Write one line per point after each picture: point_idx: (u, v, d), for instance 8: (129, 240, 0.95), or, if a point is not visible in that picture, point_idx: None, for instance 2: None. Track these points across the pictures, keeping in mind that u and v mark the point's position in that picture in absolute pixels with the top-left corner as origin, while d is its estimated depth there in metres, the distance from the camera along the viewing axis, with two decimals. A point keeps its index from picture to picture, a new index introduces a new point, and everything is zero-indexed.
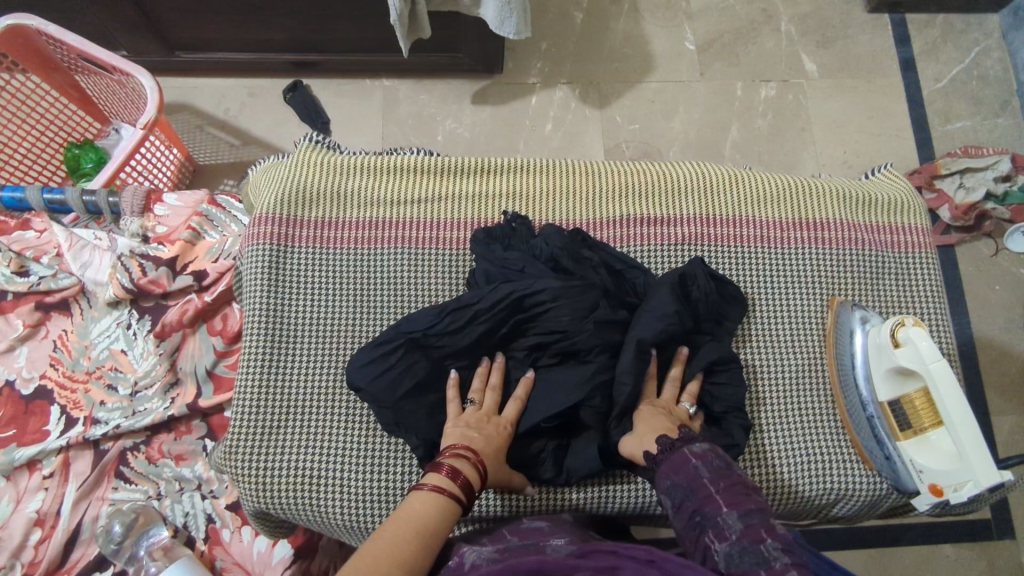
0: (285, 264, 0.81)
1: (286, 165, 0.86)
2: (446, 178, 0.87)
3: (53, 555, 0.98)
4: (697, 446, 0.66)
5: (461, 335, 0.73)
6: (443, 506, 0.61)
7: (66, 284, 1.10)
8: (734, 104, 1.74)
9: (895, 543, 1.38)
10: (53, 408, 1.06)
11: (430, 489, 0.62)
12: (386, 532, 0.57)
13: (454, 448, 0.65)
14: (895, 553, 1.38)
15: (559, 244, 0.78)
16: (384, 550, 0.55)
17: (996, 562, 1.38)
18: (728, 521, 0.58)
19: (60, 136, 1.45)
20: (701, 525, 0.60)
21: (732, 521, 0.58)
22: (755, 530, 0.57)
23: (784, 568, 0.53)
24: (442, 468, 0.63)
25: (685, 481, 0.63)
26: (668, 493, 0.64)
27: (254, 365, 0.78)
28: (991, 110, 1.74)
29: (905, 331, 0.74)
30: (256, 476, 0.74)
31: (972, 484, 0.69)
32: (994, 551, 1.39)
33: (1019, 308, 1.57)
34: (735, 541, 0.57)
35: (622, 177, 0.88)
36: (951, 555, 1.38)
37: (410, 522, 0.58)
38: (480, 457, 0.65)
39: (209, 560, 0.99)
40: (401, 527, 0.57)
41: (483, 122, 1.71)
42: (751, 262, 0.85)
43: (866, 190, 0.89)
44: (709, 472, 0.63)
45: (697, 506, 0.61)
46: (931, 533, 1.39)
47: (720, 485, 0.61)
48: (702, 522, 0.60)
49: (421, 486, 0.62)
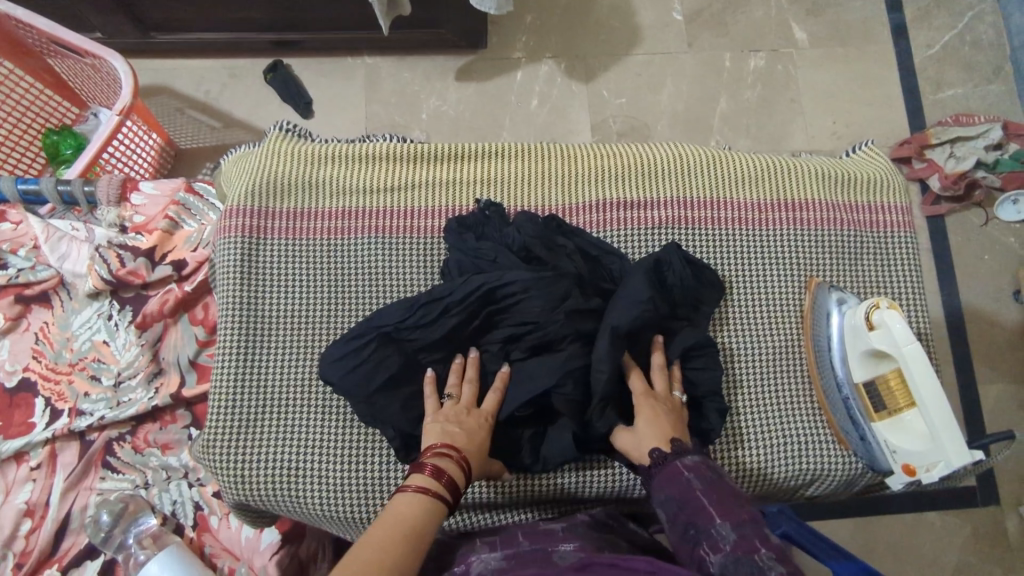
0: (257, 257, 0.81)
1: (256, 155, 0.84)
2: (419, 165, 0.86)
3: (43, 545, 0.99)
4: (688, 459, 0.67)
5: (434, 328, 0.73)
6: (428, 505, 0.61)
7: (45, 276, 1.10)
8: (723, 76, 1.72)
9: (881, 512, 1.40)
10: (37, 400, 1.06)
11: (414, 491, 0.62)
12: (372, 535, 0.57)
13: (434, 447, 0.65)
14: (880, 522, 1.40)
15: (531, 232, 0.78)
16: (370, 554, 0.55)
17: (980, 528, 1.41)
18: (722, 531, 0.60)
19: (37, 123, 1.42)
20: (695, 539, 0.61)
21: (725, 532, 0.60)
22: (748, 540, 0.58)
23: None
24: (425, 469, 0.63)
25: (677, 494, 0.65)
26: (662, 507, 0.65)
27: (229, 359, 0.78)
28: (983, 76, 1.72)
29: (879, 313, 0.73)
30: (234, 469, 0.75)
31: (942, 465, 0.69)
32: (978, 517, 1.41)
33: (1007, 277, 1.57)
34: (728, 551, 0.58)
35: (597, 160, 0.87)
36: (935, 522, 1.40)
37: (397, 525, 0.58)
38: (463, 454, 0.66)
39: (198, 546, 1.01)
40: (388, 532, 0.57)
41: (468, 99, 1.69)
42: (728, 245, 0.84)
43: (845, 168, 0.88)
44: (700, 483, 0.64)
45: (690, 518, 0.62)
46: (915, 501, 1.41)
47: (713, 497, 0.63)
48: (696, 535, 0.61)
49: (404, 488, 0.62)
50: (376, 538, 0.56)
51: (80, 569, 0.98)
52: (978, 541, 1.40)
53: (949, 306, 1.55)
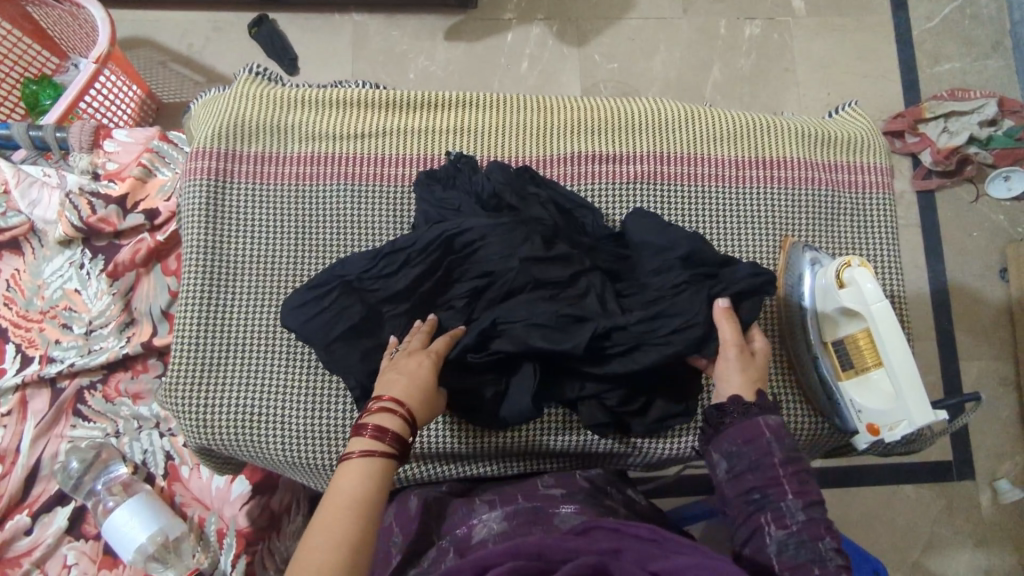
0: (224, 201, 0.79)
1: (224, 98, 0.82)
2: (392, 113, 0.84)
3: (14, 490, 1.00)
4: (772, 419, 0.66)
5: (397, 278, 0.72)
6: (379, 462, 0.60)
7: (16, 223, 1.08)
8: (718, 43, 1.68)
9: (858, 485, 1.41)
10: (8, 346, 1.05)
11: (359, 455, 0.60)
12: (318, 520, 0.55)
13: (379, 402, 0.63)
14: (856, 494, 1.41)
15: (500, 179, 0.77)
16: (314, 543, 0.53)
17: (955, 503, 1.42)
18: (791, 508, 0.62)
19: (14, 71, 1.37)
20: (759, 504, 0.63)
21: (795, 510, 0.61)
22: (815, 524, 0.61)
23: (838, 569, 0.58)
24: (366, 430, 0.60)
25: (752, 453, 0.65)
26: (726, 457, 0.66)
27: (194, 302, 0.77)
28: (981, 51, 1.69)
29: (850, 271, 0.72)
30: (196, 412, 0.74)
31: (904, 424, 0.70)
32: (954, 492, 1.42)
33: (995, 254, 1.56)
34: (794, 531, 0.61)
35: (575, 113, 0.85)
36: (911, 495, 1.41)
37: (339, 501, 0.56)
38: (407, 409, 0.63)
39: (168, 495, 1.01)
40: (328, 510, 0.55)
41: (456, 60, 1.65)
42: (704, 202, 0.83)
43: (826, 128, 0.87)
44: (779, 450, 0.65)
45: (758, 486, 0.63)
46: (891, 473, 1.42)
47: (788, 469, 0.64)
48: (761, 501, 0.63)
49: (347, 455, 0.60)
50: (321, 523, 0.55)
51: (51, 514, 0.99)
52: (952, 515, 1.41)
53: (936, 282, 1.54)
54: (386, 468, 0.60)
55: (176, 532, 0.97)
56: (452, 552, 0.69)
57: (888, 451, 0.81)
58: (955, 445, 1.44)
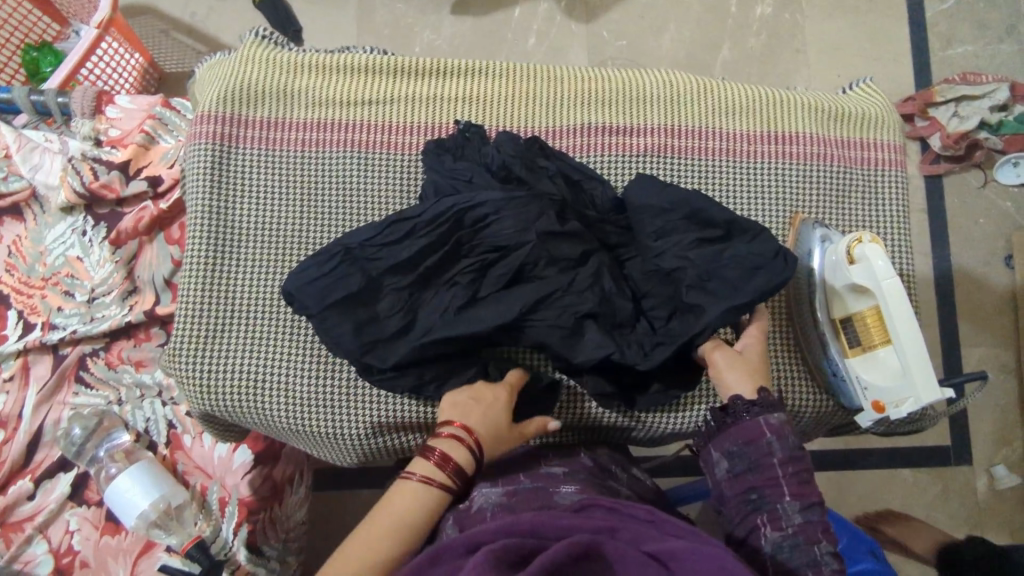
0: (229, 166, 0.78)
1: (229, 61, 0.81)
2: (399, 80, 0.82)
3: (16, 455, 1.00)
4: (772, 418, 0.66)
5: (402, 248, 0.71)
6: (435, 495, 0.66)
7: (17, 188, 1.07)
8: (728, 22, 1.66)
9: (856, 468, 1.41)
10: (10, 313, 1.05)
11: (419, 480, 0.66)
12: (376, 537, 0.63)
13: (450, 428, 0.69)
14: (854, 478, 1.41)
15: (510, 150, 0.76)
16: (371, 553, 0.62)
17: (951, 487, 1.42)
18: (788, 510, 0.62)
19: (15, 36, 1.34)
20: (756, 504, 0.64)
21: (792, 513, 0.62)
22: (810, 529, 0.62)
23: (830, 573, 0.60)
24: (433, 455, 0.68)
25: (751, 454, 0.65)
26: (727, 458, 0.67)
27: (198, 268, 0.76)
28: (995, 35, 1.66)
29: (861, 247, 0.72)
30: (199, 377, 0.74)
31: (911, 401, 0.69)
32: (950, 477, 1.43)
33: (1000, 241, 1.55)
34: (790, 534, 0.61)
35: (585, 83, 0.84)
36: (908, 479, 1.42)
37: (399, 526, 0.64)
38: (474, 438, 0.69)
39: (170, 464, 1.01)
40: (386, 535, 0.63)
41: (463, 34, 1.63)
42: (714, 176, 0.82)
43: (840, 103, 0.86)
44: (780, 451, 0.64)
45: (755, 485, 0.64)
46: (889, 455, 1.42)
47: (789, 470, 0.64)
48: (758, 501, 0.64)
49: (409, 475, 0.67)
50: (377, 528, 0.64)
51: (53, 480, 1.00)
52: (948, 500, 1.42)
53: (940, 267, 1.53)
54: (441, 497, 0.67)
55: (179, 499, 0.98)
56: (451, 523, 0.69)
57: (892, 429, 0.80)
58: (953, 430, 1.45)
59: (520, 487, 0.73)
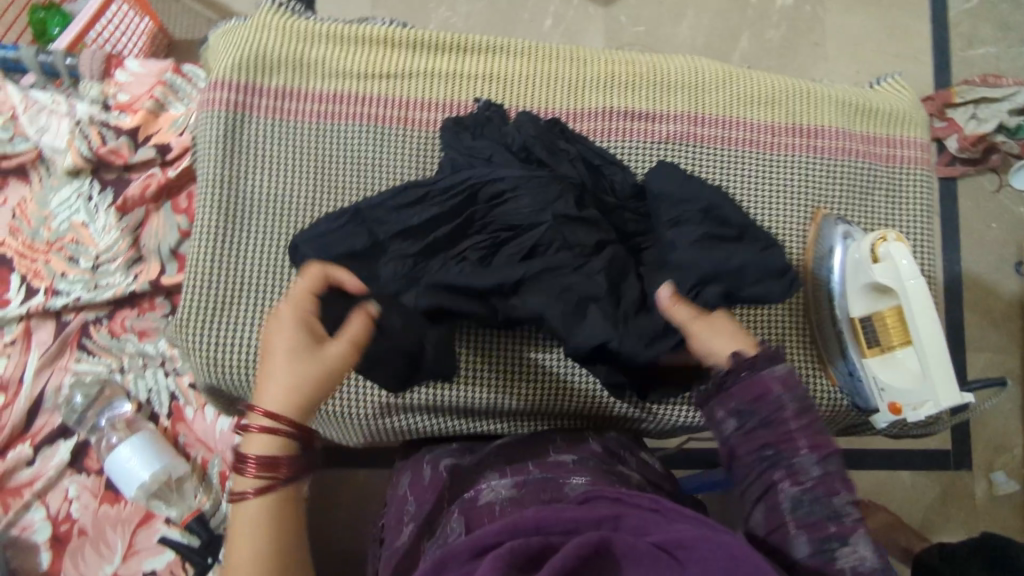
0: (242, 136, 0.76)
1: (245, 27, 0.79)
2: (420, 54, 0.81)
3: (16, 421, 0.99)
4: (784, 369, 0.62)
5: (417, 222, 0.69)
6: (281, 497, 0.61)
7: (23, 150, 1.05)
8: (748, 12, 1.63)
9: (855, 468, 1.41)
10: (13, 277, 1.03)
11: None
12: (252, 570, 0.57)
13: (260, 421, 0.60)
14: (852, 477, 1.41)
15: (532, 132, 0.74)
16: None
17: (949, 491, 1.42)
18: (804, 464, 0.57)
19: None
20: (770, 462, 0.58)
21: (808, 465, 0.57)
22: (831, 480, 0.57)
23: (854, 525, 0.56)
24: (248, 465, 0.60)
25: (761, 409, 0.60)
26: (734, 415, 0.61)
27: (206, 238, 0.75)
28: (1017, 37, 1.64)
29: (885, 247, 0.71)
30: (205, 350, 0.73)
31: (931, 405, 0.69)
32: (948, 481, 1.43)
33: (1011, 247, 1.54)
34: (808, 488, 0.57)
35: (607, 66, 0.82)
36: (907, 482, 1.42)
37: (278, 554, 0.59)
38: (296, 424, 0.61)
39: (172, 436, 1.01)
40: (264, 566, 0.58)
41: (479, 13, 1.60)
42: (735, 167, 0.80)
43: (866, 98, 0.84)
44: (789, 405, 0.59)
45: (769, 441, 0.59)
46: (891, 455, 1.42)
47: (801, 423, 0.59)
48: (772, 457, 0.58)
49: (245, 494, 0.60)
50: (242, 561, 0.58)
51: (53, 447, 0.99)
52: (946, 504, 1.42)
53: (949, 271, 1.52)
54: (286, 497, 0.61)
55: (179, 471, 0.98)
56: (459, 516, 0.69)
57: (906, 433, 0.80)
58: (954, 434, 1.44)
59: (529, 476, 0.73)
